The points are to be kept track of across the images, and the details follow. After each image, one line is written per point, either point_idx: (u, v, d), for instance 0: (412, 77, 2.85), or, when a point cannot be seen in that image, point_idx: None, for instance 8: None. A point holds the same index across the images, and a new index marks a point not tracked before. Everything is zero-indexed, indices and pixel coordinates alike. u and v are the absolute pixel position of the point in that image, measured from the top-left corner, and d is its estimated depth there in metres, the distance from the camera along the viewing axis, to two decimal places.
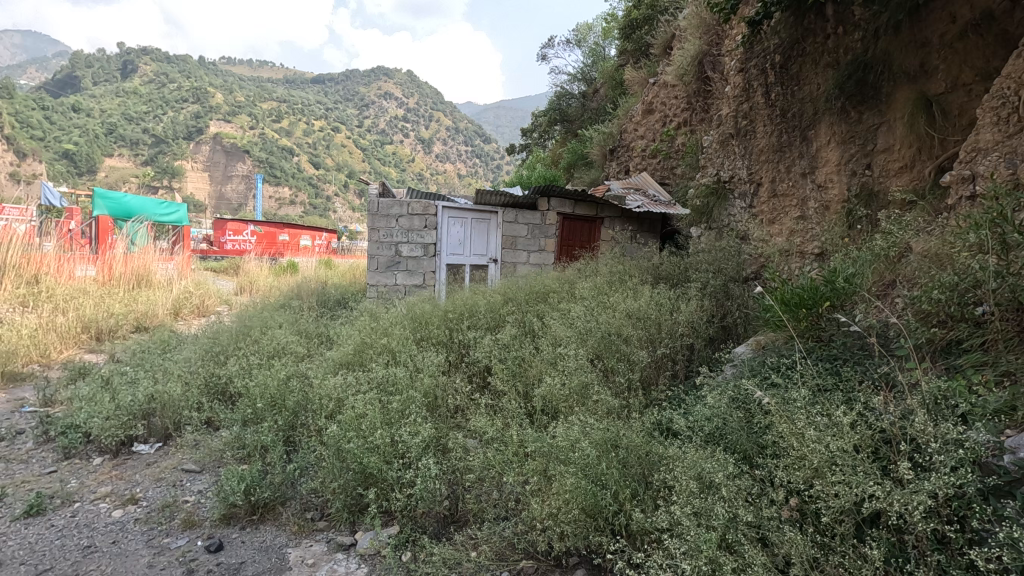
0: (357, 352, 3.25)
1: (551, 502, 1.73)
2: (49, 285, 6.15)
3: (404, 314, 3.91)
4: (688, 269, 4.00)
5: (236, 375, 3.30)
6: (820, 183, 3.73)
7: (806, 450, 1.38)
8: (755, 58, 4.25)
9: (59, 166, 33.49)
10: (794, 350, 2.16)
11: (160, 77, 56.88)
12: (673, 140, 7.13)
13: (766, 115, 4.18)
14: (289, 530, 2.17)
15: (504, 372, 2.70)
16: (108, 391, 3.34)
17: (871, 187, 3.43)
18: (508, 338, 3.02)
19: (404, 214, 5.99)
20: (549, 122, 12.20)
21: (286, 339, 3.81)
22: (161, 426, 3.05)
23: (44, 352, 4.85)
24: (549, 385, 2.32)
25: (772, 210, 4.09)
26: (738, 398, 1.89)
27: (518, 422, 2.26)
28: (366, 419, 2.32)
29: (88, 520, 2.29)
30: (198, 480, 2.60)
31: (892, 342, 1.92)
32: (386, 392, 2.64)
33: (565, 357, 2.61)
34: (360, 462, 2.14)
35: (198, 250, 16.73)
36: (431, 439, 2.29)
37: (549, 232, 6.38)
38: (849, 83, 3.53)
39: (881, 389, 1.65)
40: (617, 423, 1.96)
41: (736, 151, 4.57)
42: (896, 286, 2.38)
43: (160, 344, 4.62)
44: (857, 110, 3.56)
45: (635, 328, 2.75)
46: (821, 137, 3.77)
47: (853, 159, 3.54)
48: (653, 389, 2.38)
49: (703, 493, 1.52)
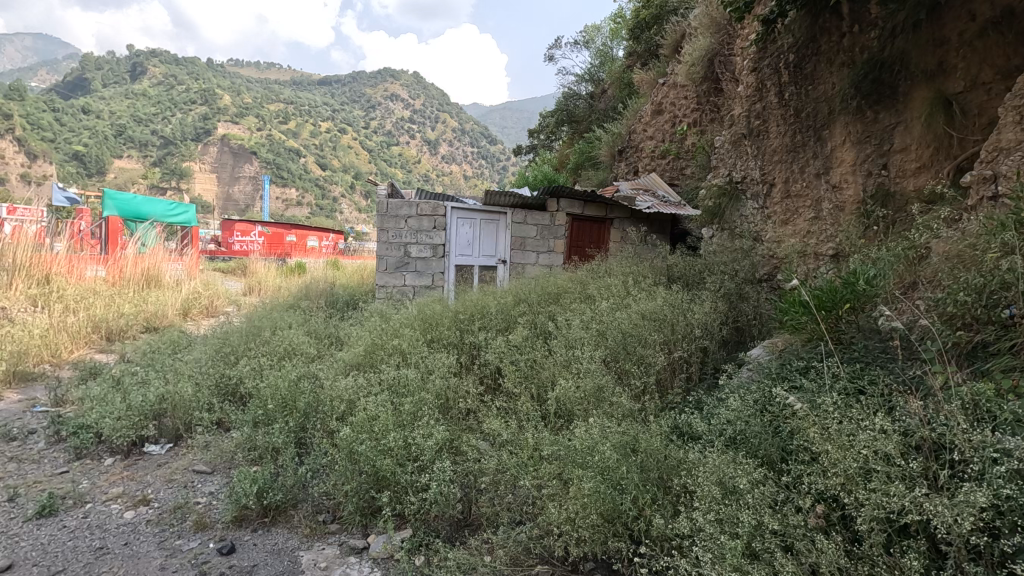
0: (369, 352, 3.24)
1: (568, 506, 1.71)
2: (60, 285, 6.19)
3: (414, 314, 3.90)
4: (702, 270, 3.96)
5: (247, 376, 3.28)
6: (835, 184, 3.69)
7: (837, 456, 1.36)
8: (768, 57, 4.21)
9: (69, 168, 33.79)
10: (814, 352, 2.12)
11: (169, 79, 57.37)
12: (683, 140, 7.08)
13: (780, 115, 4.15)
14: (301, 533, 2.15)
15: (516, 374, 2.67)
16: (119, 391, 3.35)
17: (887, 187, 3.38)
18: (520, 340, 3.00)
19: (412, 214, 5.99)
20: (556, 122, 12.16)
21: (296, 339, 3.80)
22: (172, 426, 3.05)
23: (55, 352, 4.87)
24: (563, 388, 2.28)
25: (785, 211, 4.06)
26: (760, 403, 1.87)
27: (533, 425, 2.22)
28: (379, 421, 2.30)
29: (99, 521, 2.28)
30: (209, 481, 2.59)
31: (917, 347, 1.89)
32: (397, 393, 2.62)
33: (579, 360, 2.58)
34: (372, 465, 2.12)
35: (206, 249, 16.81)
36: (444, 441, 2.27)
37: (558, 232, 6.33)
38: (865, 82, 3.48)
39: (910, 392, 1.62)
40: (636, 427, 1.93)
41: (748, 151, 4.53)
42: (918, 288, 2.33)
43: (170, 344, 4.63)
44: (873, 110, 3.50)
45: (650, 330, 2.71)
46: (836, 137, 3.72)
47: (869, 160, 3.50)
48: (669, 392, 2.35)
49: (725, 500, 1.49)
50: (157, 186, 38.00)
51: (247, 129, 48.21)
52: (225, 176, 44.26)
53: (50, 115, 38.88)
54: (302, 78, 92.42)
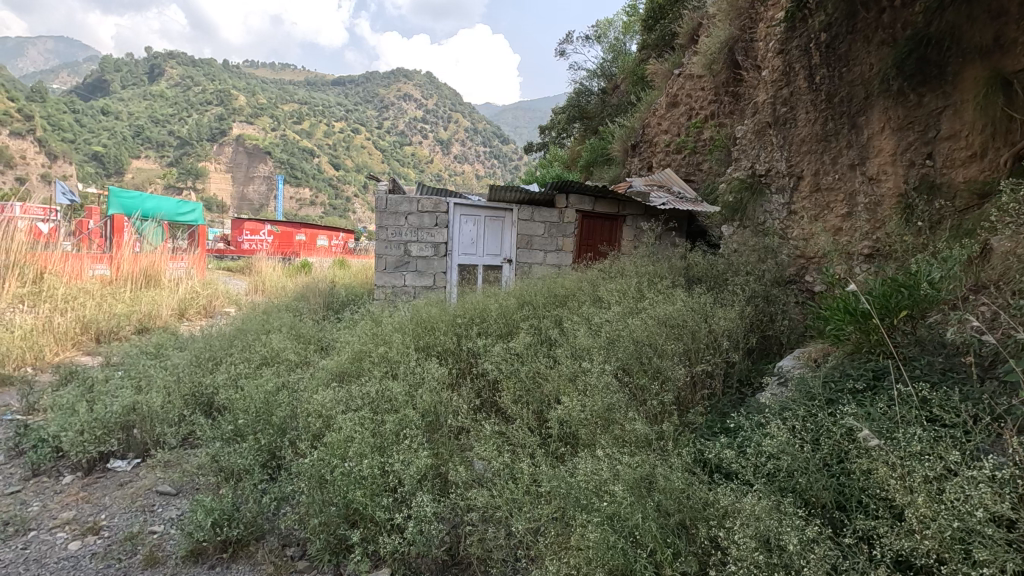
0: (354, 361, 2.94)
1: (569, 559, 1.40)
2: (52, 283, 5.99)
3: (409, 317, 3.61)
4: (723, 270, 3.64)
5: (222, 386, 2.98)
6: (872, 175, 3.35)
7: (928, 513, 1.11)
8: (798, 38, 3.91)
9: (87, 168, 34.22)
10: (864, 369, 1.82)
11: (184, 79, 58.01)
12: (700, 134, 6.72)
13: (810, 101, 3.82)
14: (264, 572, 1.86)
15: (516, 388, 2.35)
16: (88, 399, 3.10)
17: (932, 179, 3.01)
18: (522, 348, 2.69)
19: (413, 211, 5.70)
20: (567, 119, 11.82)
21: (280, 344, 3.52)
22: (140, 440, 2.78)
23: (38, 354, 4.66)
24: (567, 406, 1.96)
25: (815, 206, 3.76)
26: (805, 431, 1.59)
27: (531, 454, 1.89)
28: (355, 443, 2.01)
29: (39, 554, 2.02)
30: (170, 505, 2.31)
31: (996, 366, 1.59)
32: (380, 411, 2.32)
33: (587, 374, 2.25)
34: (345, 496, 1.82)
35: (214, 250, 16.68)
36: (429, 469, 1.95)
37: (567, 230, 6.01)
38: (909, 61, 3.09)
39: (998, 428, 1.36)
40: (652, 457, 1.64)
41: (774, 141, 4.22)
42: (983, 293, 1.99)
43: (155, 346, 4.37)
44: (917, 93, 3.13)
45: (671, 339, 2.39)
46: (873, 124, 3.37)
47: (911, 149, 3.13)
48: (690, 411, 2.04)
49: (770, 561, 1.21)
50: (173, 186, 38.27)
51: (259, 129, 48.43)
52: (239, 176, 44.37)
53: (68, 116, 39.39)
54: (315, 78, 92.82)
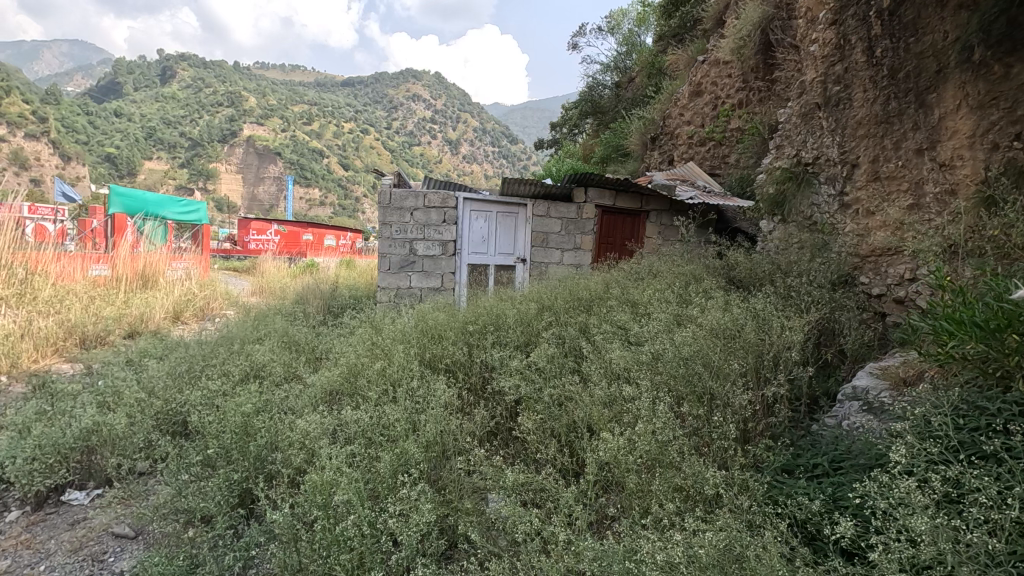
0: (349, 377, 2.55)
1: None
2: (40, 284, 5.67)
3: (413, 325, 3.20)
4: (768, 270, 3.19)
5: (199, 403, 2.59)
6: (944, 161, 2.87)
7: None
8: (854, 6, 3.46)
9: (99, 168, 34.40)
10: (1003, 402, 1.40)
11: (195, 79, 58.21)
12: (727, 124, 6.25)
13: (869, 77, 3.37)
14: None
15: (539, 414, 1.93)
16: (48, 417, 2.73)
17: (1020, 163, 2.50)
18: (545, 362, 2.27)
19: (419, 207, 5.32)
20: (580, 114, 11.37)
21: (267, 356, 3.12)
22: (101, 468, 2.40)
23: (14, 361, 4.32)
24: (609, 443, 1.55)
25: (872, 197, 3.31)
26: (951, 494, 1.16)
27: (562, 506, 1.47)
28: (341, 486, 1.60)
29: None
30: (123, 554, 1.91)
31: None
32: (376, 442, 1.92)
33: (629, 400, 1.83)
34: (322, 560, 1.42)
35: (220, 250, 16.33)
36: (433, 524, 1.54)
37: (586, 227, 5.56)
38: (996, 24, 2.56)
39: None
40: (734, 523, 1.22)
41: (825, 125, 3.77)
42: None
43: (138, 353, 4.01)
44: (1003, 63, 2.61)
45: (728, 355, 1.97)
46: (946, 101, 2.89)
47: (995, 129, 2.64)
48: (762, 451, 1.62)
49: None
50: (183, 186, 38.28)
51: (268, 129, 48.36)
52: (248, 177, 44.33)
53: (82, 117, 39.66)
54: (324, 79, 93.00)
